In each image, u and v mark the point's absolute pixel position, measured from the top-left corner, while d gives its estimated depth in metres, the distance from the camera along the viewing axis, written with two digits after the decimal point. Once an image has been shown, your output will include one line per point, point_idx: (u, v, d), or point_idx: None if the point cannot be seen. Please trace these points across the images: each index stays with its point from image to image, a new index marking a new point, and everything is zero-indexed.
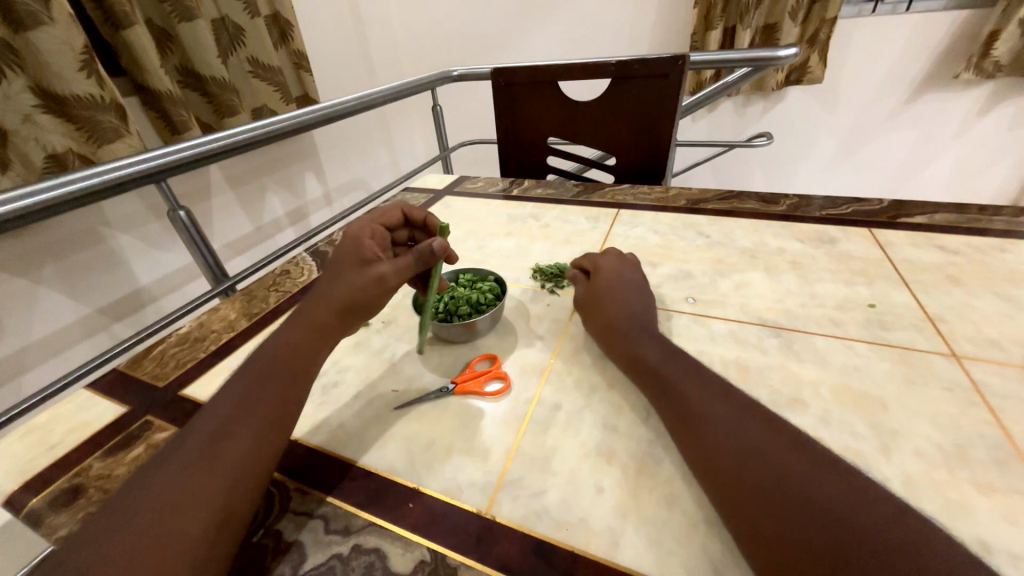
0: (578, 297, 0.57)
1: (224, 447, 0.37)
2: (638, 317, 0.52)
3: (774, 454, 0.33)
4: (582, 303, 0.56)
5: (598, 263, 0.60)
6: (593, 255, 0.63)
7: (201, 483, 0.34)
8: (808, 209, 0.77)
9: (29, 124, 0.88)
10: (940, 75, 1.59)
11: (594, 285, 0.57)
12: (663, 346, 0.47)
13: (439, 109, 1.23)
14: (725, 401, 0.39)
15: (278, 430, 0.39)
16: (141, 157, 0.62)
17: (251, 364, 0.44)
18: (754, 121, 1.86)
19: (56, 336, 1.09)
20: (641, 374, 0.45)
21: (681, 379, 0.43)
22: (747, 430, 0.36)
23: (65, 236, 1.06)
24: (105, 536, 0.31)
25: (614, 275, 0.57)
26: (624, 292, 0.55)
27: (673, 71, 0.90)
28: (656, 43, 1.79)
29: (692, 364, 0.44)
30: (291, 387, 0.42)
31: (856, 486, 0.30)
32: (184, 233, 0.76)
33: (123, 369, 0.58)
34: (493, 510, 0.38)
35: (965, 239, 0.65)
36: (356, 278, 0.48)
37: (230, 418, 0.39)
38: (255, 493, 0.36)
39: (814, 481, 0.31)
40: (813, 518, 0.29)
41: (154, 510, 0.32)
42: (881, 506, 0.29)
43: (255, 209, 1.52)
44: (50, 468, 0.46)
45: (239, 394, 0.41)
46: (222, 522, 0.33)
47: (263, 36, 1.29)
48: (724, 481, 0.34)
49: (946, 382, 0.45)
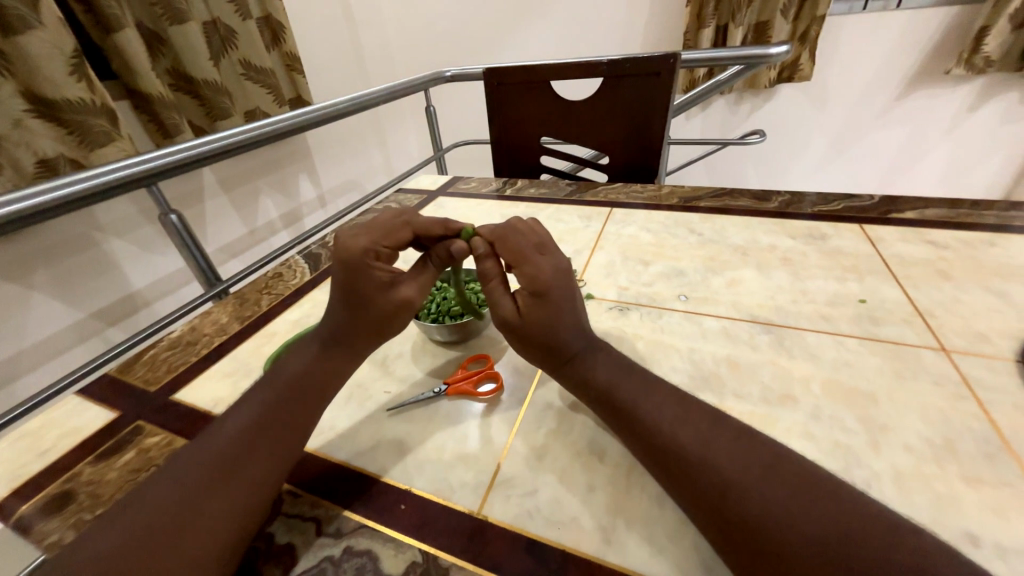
0: (506, 325, 0.45)
1: (240, 459, 0.37)
2: (583, 332, 0.44)
3: (758, 472, 0.32)
4: (518, 320, 0.44)
5: (538, 277, 0.43)
6: (511, 241, 0.45)
7: (212, 496, 0.34)
8: (799, 205, 0.77)
9: (20, 129, 0.88)
10: (931, 71, 1.60)
11: (530, 314, 0.43)
12: (615, 359, 0.43)
13: (433, 111, 1.21)
14: (694, 409, 0.38)
15: (292, 448, 0.39)
16: (135, 160, 0.62)
17: (270, 373, 0.44)
18: (747, 118, 1.86)
19: (48, 342, 1.08)
20: (595, 396, 0.42)
21: (651, 384, 0.40)
22: (724, 444, 0.34)
23: (57, 241, 1.05)
24: (115, 542, 0.31)
25: (557, 294, 0.43)
26: (570, 314, 0.44)
27: (664, 70, 0.90)
28: (649, 42, 1.79)
29: (646, 376, 0.42)
30: (307, 404, 0.42)
31: (845, 505, 0.29)
32: (176, 236, 0.76)
33: (114, 374, 0.57)
34: (485, 509, 0.38)
35: (955, 233, 0.65)
36: (393, 301, 0.46)
37: (244, 430, 0.38)
38: (263, 511, 0.36)
39: (798, 498, 0.30)
40: (797, 542, 0.28)
41: (163, 522, 0.32)
42: (866, 521, 0.28)
43: (249, 212, 1.52)
44: (40, 474, 0.46)
45: (258, 404, 0.41)
46: (226, 541, 0.33)
47: (254, 38, 1.29)
48: (703, 492, 0.32)
49: (936, 377, 0.45)
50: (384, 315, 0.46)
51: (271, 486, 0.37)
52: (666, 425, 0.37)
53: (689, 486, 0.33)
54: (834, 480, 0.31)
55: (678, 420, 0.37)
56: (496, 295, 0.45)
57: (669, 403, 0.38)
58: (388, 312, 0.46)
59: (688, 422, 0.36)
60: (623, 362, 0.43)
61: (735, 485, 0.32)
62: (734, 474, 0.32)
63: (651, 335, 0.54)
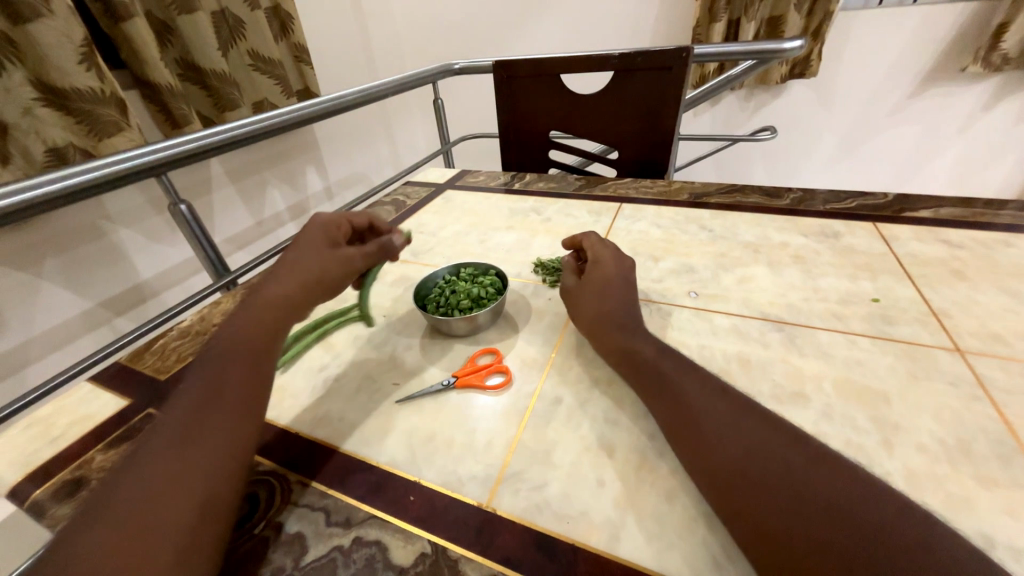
0: (568, 290, 0.56)
1: (203, 424, 0.37)
2: (627, 299, 0.52)
3: (782, 469, 0.32)
4: (576, 283, 0.55)
5: (598, 252, 0.57)
6: (590, 238, 0.60)
7: (179, 462, 0.34)
8: (812, 203, 0.76)
9: (29, 117, 0.88)
10: (946, 68, 1.57)
11: (589, 275, 0.55)
12: (660, 345, 0.46)
13: (441, 104, 1.20)
14: (728, 403, 0.38)
15: (249, 403, 0.40)
16: (147, 149, 0.62)
17: (211, 347, 0.44)
18: (757, 114, 1.84)
19: (57, 330, 1.09)
20: (635, 378, 0.44)
21: (685, 376, 0.42)
22: (751, 439, 0.35)
23: (65, 230, 1.06)
24: (96, 522, 0.31)
25: (613, 264, 0.55)
26: (619, 281, 0.53)
27: (676, 64, 0.89)
28: (660, 36, 1.77)
29: (688, 365, 0.43)
30: (257, 362, 0.43)
31: (867, 502, 0.29)
32: (185, 227, 0.76)
33: (124, 362, 0.58)
34: (494, 503, 0.38)
35: (971, 233, 0.64)
36: (340, 256, 0.54)
37: (196, 402, 0.38)
38: (240, 464, 0.37)
39: (808, 495, 0.30)
40: (804, 536, 0.28)
41: (136, 499, 0.32)
42: (877, 520, 0.28)
43: (256, 203, 1.52)
44: (52, 460, 0.46)
45: (206, 374, 0.41)
46: (206, 496, 0.33)
47: (263, 28, 1.28)
48: (720, 484, 0.33)
49: (950, 377, 0.44)
50: (327, 260, 0.53)
51: (239, 440, 0.37)
52: (693, 415, 0.38)
53: (709, 474, 0.34)
54: (859, 477, 0.31)
55: (702, 412, 0.38)
56: (565, 273, 0.58)
57: (699, 393, 0.40)
58: (334, 262, 0.53)
59: (712, 416, 0.37)
60: (671, 352, 0.46)
61: (749, 480, 0.32)
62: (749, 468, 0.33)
63: (661, 331, 0.54)
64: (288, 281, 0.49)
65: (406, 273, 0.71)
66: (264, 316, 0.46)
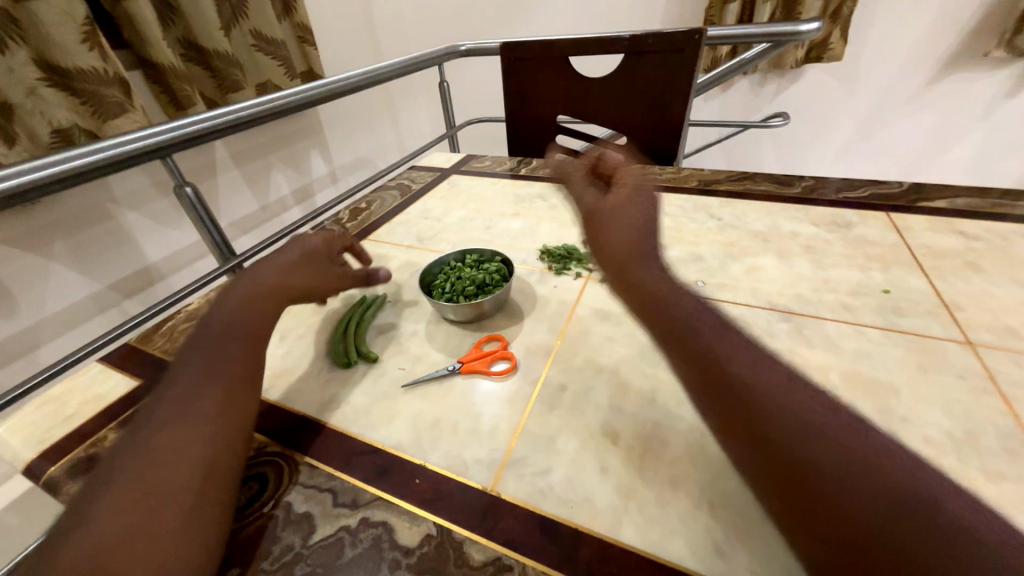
0: (590, 206, 0.52)
1: (203, 397, 0.39)
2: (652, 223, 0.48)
3: (808, 438, 0.29)
4: (584, 223, 0.52)
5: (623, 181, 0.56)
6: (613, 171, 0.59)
7: (180, 432, 0.36)
8: (824, 191, 0.75)
9: (33, 97, 0.87)
10: (969, 53, 1.52)
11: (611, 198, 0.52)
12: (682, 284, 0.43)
13: (447, 86, 1.17)
14: (761, 357, 0.35)
15: (242, 380, 0.42)
16: (152, 130, 0.62)
17: (202, 330, 0.45)
18: (770, 100, 1.80)
19: (66, 312, 1.10)
20: (656, 315, 0.40)
21: (711, 322, 0.38)
22: (783, 398, 0.31)
23: (71, 212, 1.06)
24: (106, 491, 0.32)
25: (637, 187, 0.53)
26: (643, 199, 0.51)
27: (689, 47, 0.87)
28: (672, 17, 1.72)
29: (717, 312, 0.40)
30: (249, 344, 0.45)
31: (903, 480, 0.27)
32: (190, 210, 0.75)
33: (135, 344, 0.59)
34: (499, 487, 0.38)
35: (987, 224, 0.63)
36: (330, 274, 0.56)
37: (194, 379, 0.40)
38: (237, 436, 0.38)
39: (841, 466, 0.28)
40: (829, 506, 0.27)
41: (143, 467, 0.33)
42: (914, 497, 0.26)
43: (261, 186, 1.51)
44: (65, 438, 0.47)
45: (201, 355, 0.42)
46: (209, 462, 0.35)
47: (266, 7, 1.25)
48: (749, 442, 0.31)
49: (960, 370, 0.44)
50: (319, 276, 0.55)
51: (236, 414, 0.39)
52: (718, 362, 0.35)
53: (736, 432, 0.32)
54: (897, 453, 0.28)
55: (732, 360, 0.34)
56: (582, 193, 0.55)
57: (728, 343, 0.36)
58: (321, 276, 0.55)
59: (744, 365, 0.34)
60: (689, 290, 0.42)
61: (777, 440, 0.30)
62: (780, 432, 0.30)
63: None
64: (285, 279, 0.51)
65: (411, 259, 0.71)
66: (252, 305, 0.48)
